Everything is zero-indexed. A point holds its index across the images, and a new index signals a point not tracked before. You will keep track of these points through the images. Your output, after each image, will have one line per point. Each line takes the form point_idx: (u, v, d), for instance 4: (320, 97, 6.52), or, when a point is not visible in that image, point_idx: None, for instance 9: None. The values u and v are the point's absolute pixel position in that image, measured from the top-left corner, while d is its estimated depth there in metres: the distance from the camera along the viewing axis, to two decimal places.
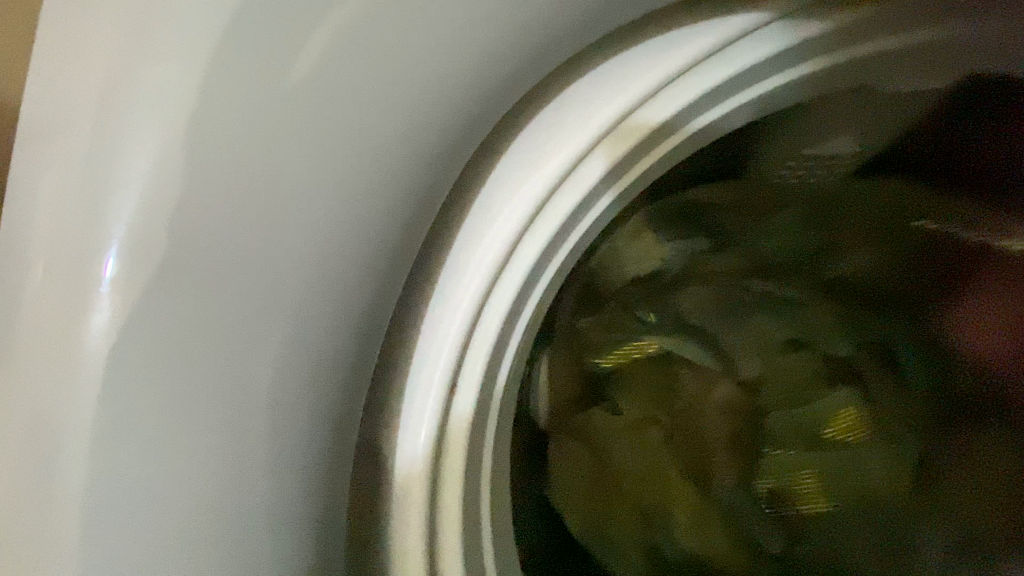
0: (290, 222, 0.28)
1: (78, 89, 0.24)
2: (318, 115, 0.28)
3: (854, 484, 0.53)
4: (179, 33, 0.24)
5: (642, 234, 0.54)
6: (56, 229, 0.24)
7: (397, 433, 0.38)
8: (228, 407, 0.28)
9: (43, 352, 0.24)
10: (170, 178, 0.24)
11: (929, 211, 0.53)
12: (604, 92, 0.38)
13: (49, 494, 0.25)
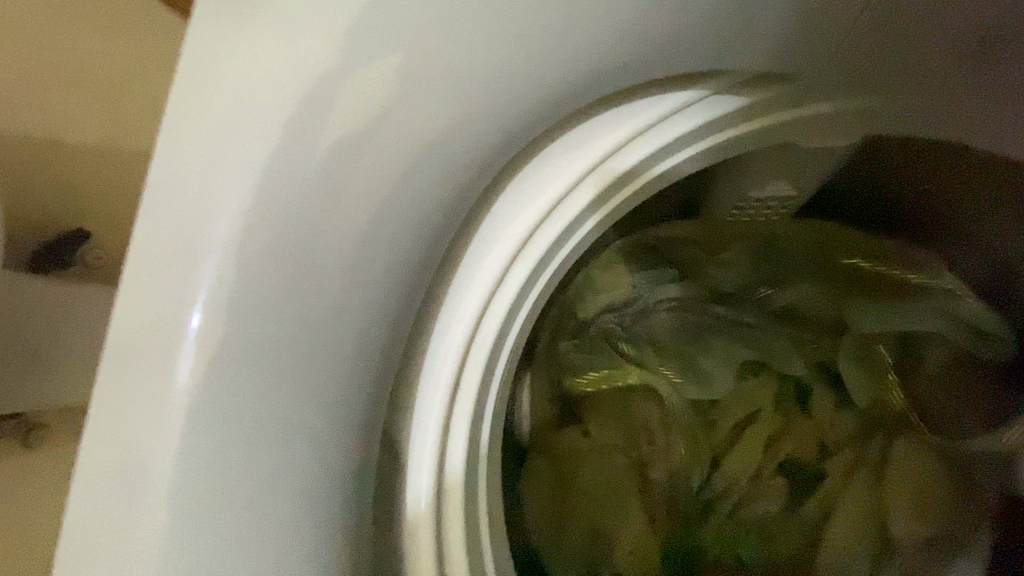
0: (322, 280, 0.30)
1: (178, 162, 0.26)
2: (345, 176, 0.29)
3: (815, 496, 0.54)
4: (256, 110, 0.26)
5: (614, 265, 0.55)
6: (146, 295, 0.26)
7: (405, 472, 0.38)
8: (276, 455, 0.30)
9: (126, 412, 0.25)
10: (244, 248, 0.26)
11: (864, 252, 0.55)
12: (590, 138, 0.40)
13: (123, 551, 0.25)
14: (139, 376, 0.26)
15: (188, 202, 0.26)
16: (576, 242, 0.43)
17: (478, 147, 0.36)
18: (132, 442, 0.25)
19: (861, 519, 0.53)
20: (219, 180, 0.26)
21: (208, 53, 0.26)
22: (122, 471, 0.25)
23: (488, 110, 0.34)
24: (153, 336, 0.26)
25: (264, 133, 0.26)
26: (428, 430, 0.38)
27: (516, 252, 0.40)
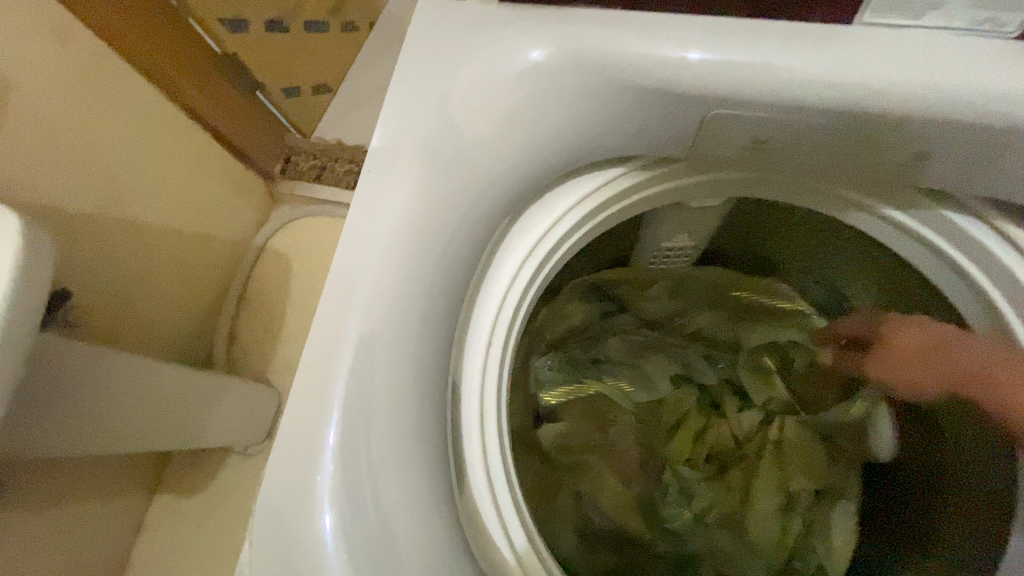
0: (424, 288, 0.38)
1: (356, 239, 0.39)
2: (440, 211, 0.39)
3: (744, 472, 0.69)
4: (386, 196, 0.39)
5: (569, 300, 0.73)
6: (339, 333, 0.38)
7: (488, 522, 0.39)
8: (398, 444, 0.36)
9: (326, 415, 0.36)
10: (391, 295, 0.38)
11: (743, 288, 0.74)
12: (561, 194, 0.43)
13: (325, 517, 0.35)
14: (315, 381, 0.37)
15: (365, 261, 0.38)
16: (527, 300, 0.43)
17: (493, 186, 0.40)
18: (328, 428, 0.36)
19: (778, 482, 0.67)
20: (363, 246, 0.39)
21: (374, 157, 0.40)
22: (320, 409, 0.37)
23: (513, 168, 0.40)
24: (342, 315, 0.38)
25: (401, 207, 0.38)
26: (481, 447, 0.40)
27: (519, 297, 0.42)
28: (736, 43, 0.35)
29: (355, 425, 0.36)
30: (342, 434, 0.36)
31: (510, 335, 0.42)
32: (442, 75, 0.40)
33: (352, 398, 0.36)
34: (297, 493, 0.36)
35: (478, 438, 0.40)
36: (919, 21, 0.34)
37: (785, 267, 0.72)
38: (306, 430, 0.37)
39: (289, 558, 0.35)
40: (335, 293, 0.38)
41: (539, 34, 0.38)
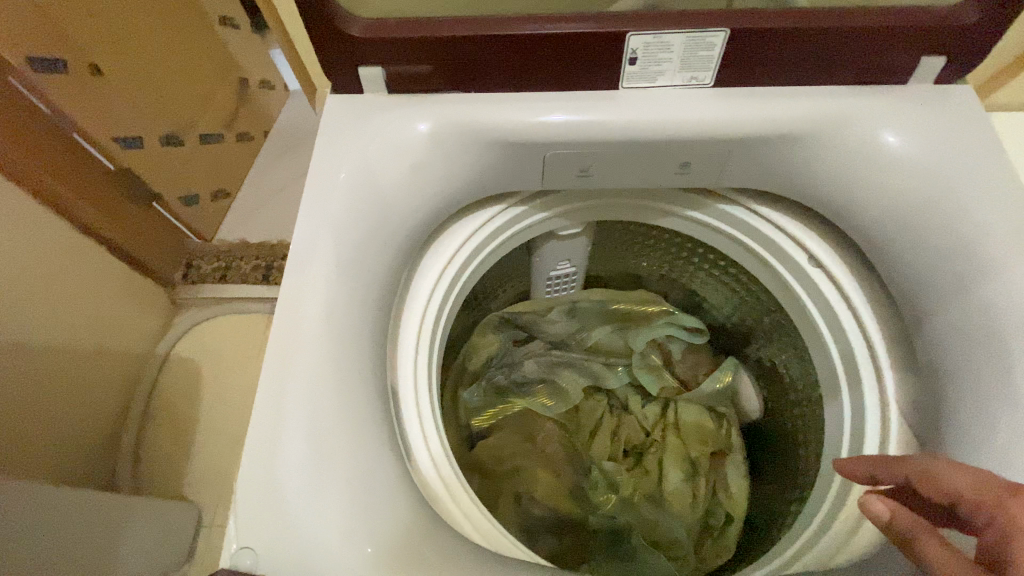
0: (368, 291, 0.44)
1: (308, 251, 0.43)
2: (375, 226, 0.45)
3: (654, 452, 0.80)
4: (328, 213, 0.44)
5: (485, 333, 0.86)
6: (298, 332, 0.40)
7: (447, 491, 0.44)
8: (364, 425, 0.39)
9: (295, 407, 0.38)
10: (342, 295, 0.42)
11: (623, 300, 0.89)
12: (458, 228, 0.56)
13: (308, 503, 0.35)
14: (277, 405, 0.38)
15: (316, 268, 0.42)
16: (443, 309, 0.53)
17: (414, 215, 0.48)
18: (299, 418, 0.37)
19: (681, 450, 0.79)
20: (312, 257, 0.43)
21: (312, 184, 0.45)
22: (288, 402, 0.38)
23: (429, 193, 0.48)
24: (301, 316, 0.41)
25: (338, 222, 0.44)
26: (428, 431, 0.47)
27: (436, 309, 0.52)
28: (555, 108, 0.47)
29: (322, 431, 0.37)
30: (313, 442, 0.36)
31: (434, 341, 0.52)
32: (353, 138, 0.47)
33: (319, 408, 0.38)
34: (271, 489, 0.35)
35: (420, 427, 0.46)
36: (656, 81, 0.47)
37: (647, 277, 0.90)
38: (274, 454, 0.36)
39: (273, 554, 0.34)
40: (284, 321, 0.41)
41: (423, 109, 0.47)
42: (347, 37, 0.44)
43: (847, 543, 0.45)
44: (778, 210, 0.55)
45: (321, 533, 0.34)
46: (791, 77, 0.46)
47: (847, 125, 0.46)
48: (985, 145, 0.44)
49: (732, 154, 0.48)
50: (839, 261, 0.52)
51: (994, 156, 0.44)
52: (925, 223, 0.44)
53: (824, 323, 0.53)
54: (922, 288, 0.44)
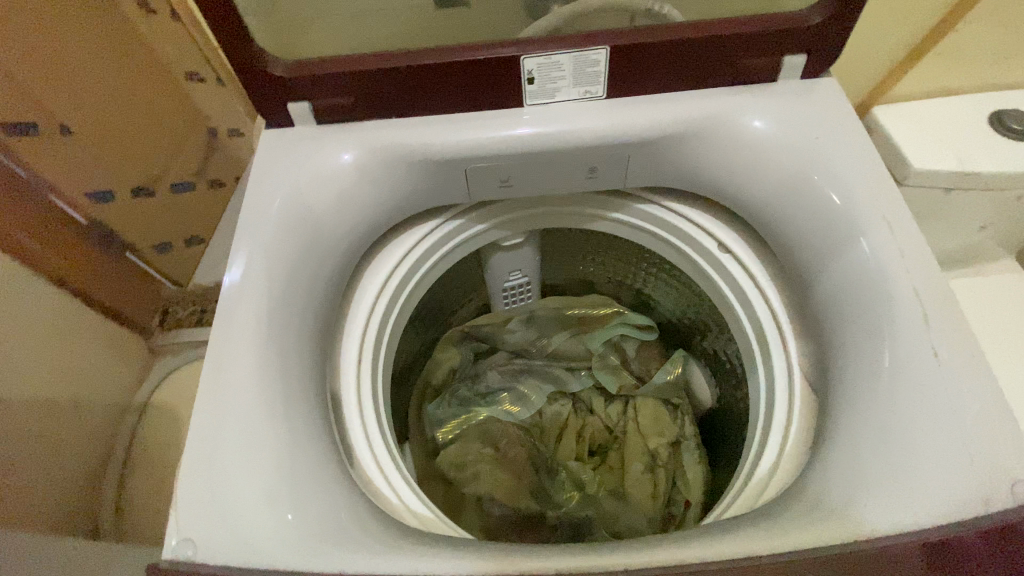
0: (302, 304, 0.48)
1: (244, 272, 0.47)
2: (306, 246, 0.49)
3: (616, 449, 0.83)
4: (262, 236, 0.48)
5: (448, 348, 0.91)
6: (232, 346, 0.44)
7: (388, 483, 0.47)
8: (293, 425, 0.42)
9: (229, 413, 0.41)
10: (274, 309, 0.46)
11: (576, 303, 0.95)
12: (398, 244, 0.61)
13: (241, 497, 0.38)
14: (213, 413, 0.41)
15: (250, 286, 0.46)
16: (386, 319, 0.58)
17: (347, 234, 0.52)
18: (234, 423, 0.41)
19: (641, 443, 0.82)
20: (247, 277, 0.47)
21: (249, 211, 0.50)
22: (224, 409, 0.41)
23: (359, 212, 0.52)
24: (236, 332, 0.45)
25: (270, 244, 0.48)
26: (370, 429, 0.50)
27: (378, 319, 0.57)
28: (466, 128, 0.52)
29: (254, 432, 0.41)
30: (245, 442, 0.40)
31: (378, 349, 0.57)
32: (283, 167, 0.51)
33: (252, 412, 0.41)
34: (207, 487, 0.38)
35: (361, 427, 0.50)
36: (556, 97, 0.52)
37: (597, 281, 0.96)
38: (211, 453, 0.39)
39: (208, 543, 0.37)
40: (218, 336, 0.45)
41: (347, 138, 0.52)
42: (271, 76, 0.49)
43: (765, 489, 0.45)
44: (686, 204, 0.61)
45: (253, 523, 0.38)
46: (672, 82, 0.52)
47: (723, 123, 0.51)
48: (840, 126, 0.49)
49: (631, 156, 0.54)
50: (744, 244, 0.57)
51: (852, 135, 0.49)
52: (797, 198, 0.49)
53: (736, 302, 0.58)
54: (805, 255, 0.48)
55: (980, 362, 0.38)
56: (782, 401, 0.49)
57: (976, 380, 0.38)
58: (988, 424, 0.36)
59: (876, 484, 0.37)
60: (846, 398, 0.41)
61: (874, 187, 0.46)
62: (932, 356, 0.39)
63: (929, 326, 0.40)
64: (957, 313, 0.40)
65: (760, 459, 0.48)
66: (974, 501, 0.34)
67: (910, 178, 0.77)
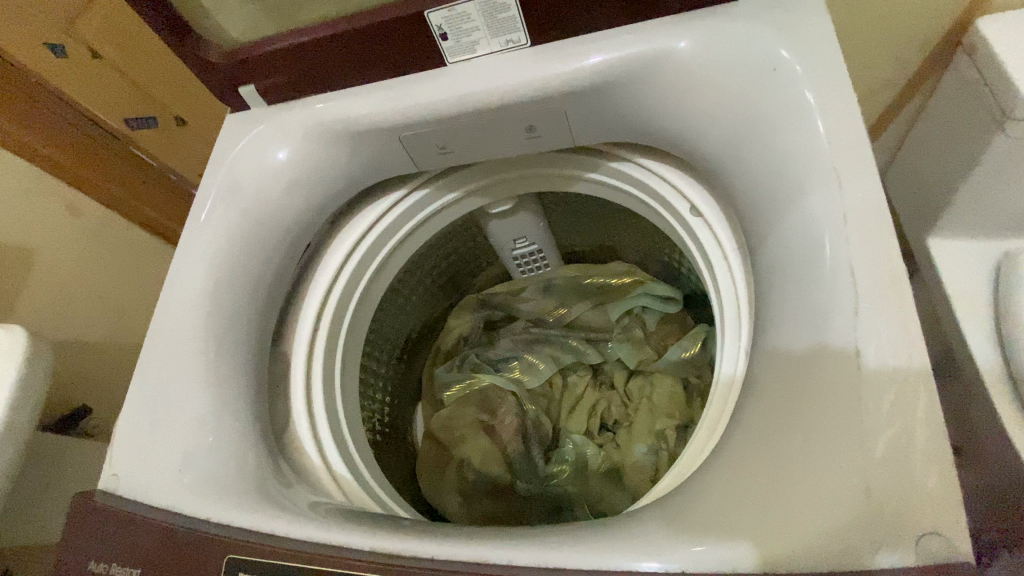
0: (245, 277, 0.53)
1: (196, 247, 0.53)
2: (249, 223, 0.54)
3: (622, 427, 0.79)
4: (212, 215, 0.54)
5: (464, 314, 0.93)
6: (176, 313, 0.50)
7: (315, 444, 0.52)
8: (214, 384, 0.47)
9: (163, 371, 0.47)
10: (215, 281, 0.51)
11: (598, 271, 0.89)
12: (360, 214, 0.62)
13: (161, 443, 0.44)
14: (151, 370, 0.47)
15: (197, 261, 0.52)
16: (354, 292, 0.62)
17: (291, 212, 0.55)
18: (168, 380, 0.47)
19: (645, 424, 0.76)
20: (196, 253, 0.52)
21: (205, 191, 0.55)
22: (161, 367, 0.47)
23: (301, 190, 0.55)
24: (180, 300, 0.50)
25: (220, 223, 0.53)
26: (310, 395, 0.55)
27: (335, 290, 0.60)
28: (388, 95, 0.51)
29: (179, 389, 0.46)
30: (172, 397, 0.46)
31: (338, 320, 0.60)
32: (234, 147, 0.56)
33: (182, 371, 0.47)
34: (136, 434, 0.45)
35: (302, 391, 0.54)
36: (476, 52, 0.48)
37: (620, 247, 0.89)
38: (146, 404, 0.46)
39: (130, 478, 0.43)
40: (166, 304, 0.50)
41: (290, 117, 0.54)
42: (213, 62, 0.52)
43: (678, 474, 0.43)
44: (660, 161, 0.52)
45: (166, 466, 0.43)
46: (602, 17, 0.44)
47: (662, 60, 0.43)
48: (810, 62, 0.39)
49: (568, 111, 0.48)
50: (716, 206, 0.48)
51: (826, 72, 0.38)
52: (749, 149, 0.39)
53: (707, 273, 0.49)
54: (753, 219, 0.39)
55: (923, 369, 0.30)
56: (722, 389, 0.43)
57: (906, 395, 0.30)
58: (906, 452, 0.29)
59: (739, 507, 0.31)
60: (759, 400, 0.34)
61: (840, 138, 0.36)
62: (854, 359, 0.31)
63: (858, 316, 0.31)
64: (905, 304, 0.31)
65: (688, 450, 0.44)
66: (863, 550, 0.28)
67: (1018, 111, 0.55)
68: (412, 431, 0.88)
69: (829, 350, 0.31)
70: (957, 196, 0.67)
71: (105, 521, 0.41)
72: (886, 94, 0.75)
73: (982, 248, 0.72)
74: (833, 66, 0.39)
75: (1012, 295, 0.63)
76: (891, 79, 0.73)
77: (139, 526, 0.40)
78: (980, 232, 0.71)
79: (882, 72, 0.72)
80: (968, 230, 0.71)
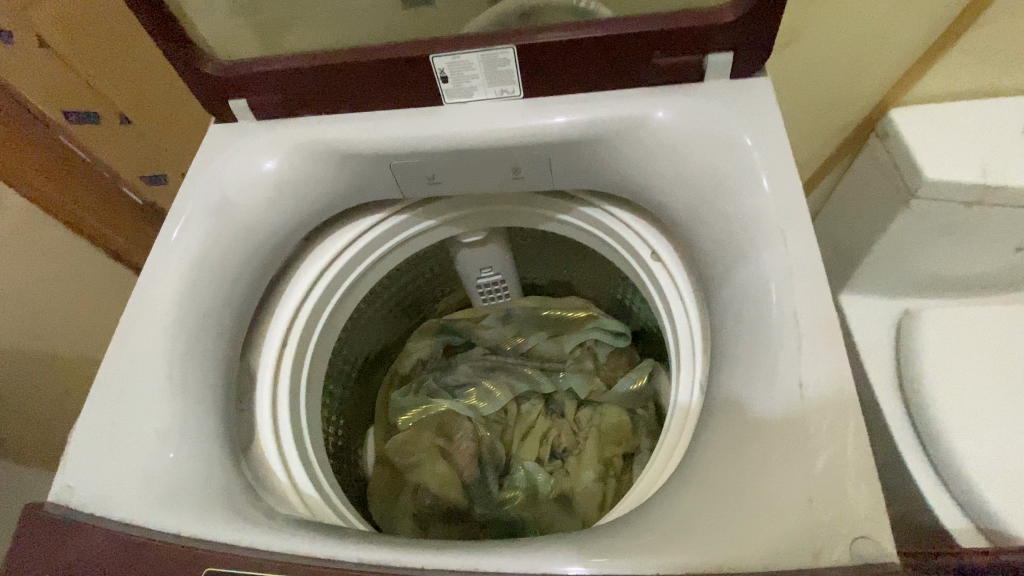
0: (220, 286, 0.52)
1: (170, 253, 0.52)
2: (229, 234, 0.53)
3: (573, 454, 0.82)
4: (192, 222, 0.53)
5: (423, 337, 0.94)
6: (146, 319, 0.48)
7: (280, 460, 0.51)
8: (183, 395, 0.46)
9: (129, 378, 0.46)
10: (190, 288, 0.50)
11: (554, 304, 0.94)
12: (337, 234, 0.63)
13: (121, 454, 0.42)
14: (115, 377, 0.46)
15: (172, 268, 0.51)
16: (324, 310, 0.62)
17: (272, 225, 0.55)
18: (133, 388, 0.45)
19: (594, 451, 0.80)
20: (170, 260, 0.51)
21: (184, 199, 0.54)
22: (126, 375, 0.46)
23: (285, 206, 0.56)
24: (151, 307, 0.49)
25: (198, 231, 0.53)
26: (278, 409, 0.54)
27: (307, 305, 0.60)
28: (385, 125, 0.54)
29: (146, 398, 0.45)
30: (137, 405, 0.44)
31: (307, 336, 0.60)
32: (219, 157, 0.56)
33: (149, 378, 0.46)
34: (94, 443, 0.43)
35: (269, 405, 0.54)
36: (473, 96, 0.53)
37: (576, 282, 0.95)
38: (107, 413, 0.44)
39: (84, 489, 0.41)
40: (134, 309, 0.49)
41: (280, 135, 0.56)
42: (209, 75, 0.53)
43: (639, 492, 0.47)
44: (625, 209, 0.59)
45: (126, 478, 0.41)
46: (590, 82, 0.50)
47: (638, 123, 0.49)
48: (762, 138, 0.46)
49: (552, 158, 0.53)
50: (673, 253, 0.54)
51: (774, 147, 0.46)
52: (709, 207, 0.46)
53: (663, 311, 0.55)
54: (711, 267, 0.45)
55: (852, 399, 0.36)
56: (679, 415, 0.48)
57: (838, 420, 0.35)
58: (840, 469, 0.34)
59: (703, 516, 0.35)
60: (717, 424, 0.39)
61: (785, 204, 0.43)
62: (797, 391, 0.36)
63: (800, 354, 0.37)
64: (837, 345, 0.38)
65: (649, 469, 0.49)
66: (807, 554, 0.32)
67: (922, 190, 0.67)
68: (363, 455, 0.86)
69: (774, 384, 0.37)
70: (868, 257, 0.79)
71: (58, 534, 0.38)
72: (811, 167, 0.88)
73: (885, 305, 0.84)
74: (781, 143, 0.46)
75: (911, 345, 0.75)
76: (816, 156, 0.85)
77: (95, 540, 0.38)
78: (884, 291, 0.84)
79: (808, 149, 0.84)
80: (873, 289, 0.84)
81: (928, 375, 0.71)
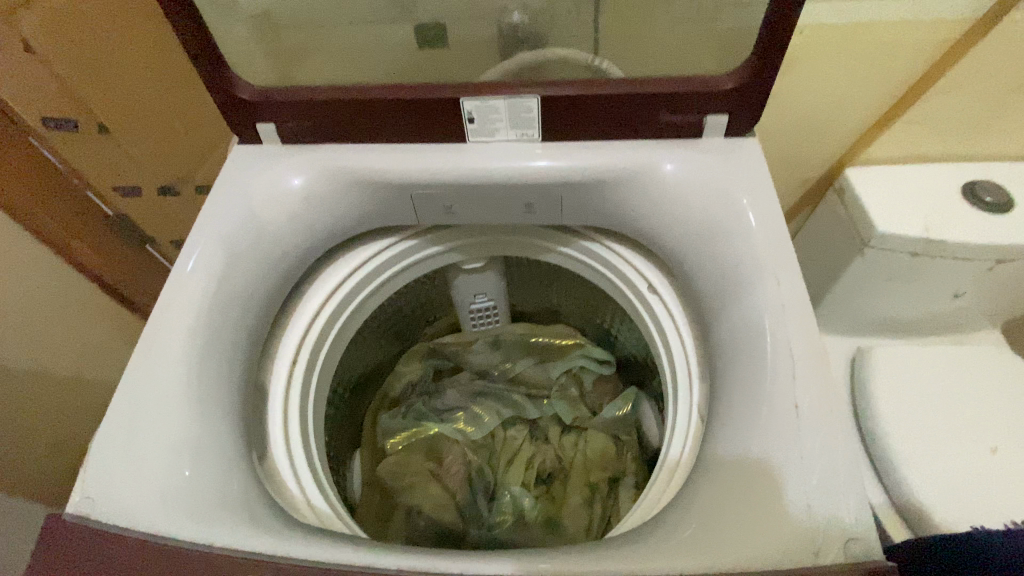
0: (242, 302, 0.53)
1: (193, 267, 0.52)
2: (253, 251, 0.55)
3: (560, 478, 0.85)
4: (215, 238, 0.54)
5: (413, 361, 0.96)
6: (168, 331, 0.49)
7: (294, 474, 0.51)
8: (205, 407, 0.46)
9: (150, 389, 0.46)
10: (213, 302, 0.51)
11: (541, 332, 0.98)
12: (349, 255, 0.65)
13: (144, 466, 0.42)
14: (136, 388, 0.46)
15: (194, 281, 0.52)
16: (334, 329, 0.63)
17: (294, 244, 0.57)
18: (155, 399, 0.45)
19: (581, 475, 0.83)
20: (193, 274, 0.52)
21: (208, 215, 0.55)
22: (147, 386, 0.46)
23: (307, 226, 0.58)
24: (173, 319, 0.49)
25: (223, 246, 0.54)
26: (290, 424, 0.55)
27: (319, 324, 0.61)
28: (411, 157, 0.57)
29: (167, 410, 0.45)
30: (159, 417, 0.45)
31: (317, 353, 0.61)
32: (243, 177, 0.57)
33: (172, 390, 0.46)
34: (115, 454, 0.43)
35: (281, 420, 0.54)
36: (495, 137, 0.57)
37: (562, 311, 1.00)
38: (128, 424, 0.44)
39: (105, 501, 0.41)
40: (156, 322, 0.49)
41: (306, 159, 0.58)
42: (241, 99, 0.55)
43: (644, 508, 0.51)
44: (625, 245, 0.64)
45: (150, 489, 0.41)
46: (603, 131, 0.56)
47: (645, 170, 0.55)
48: (751, 188, 0.53)
49: (565, 196, 0.57)
50: (671, 286, 0.59)
51: (762, 197, 0.52)
52: (708, 247, 0.51)
53: (659, 340, 0.60)
54: (710, 300, 0.51)
55: (835, 417, 0.41)
56: (679, 435, 0.52)
57: (829, 436, 0.40)
58: (831, 478, 0.39)
59: (715, 524, 0.39)
60: (722, 441, 0.43)
61: (774, 247, 0.49)
62: (793, 411, 0.41)
63: (793, 379, 0.43)
64: (824, 372, 0.43)
65: (652, 487, 0.52)
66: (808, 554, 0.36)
67: (875, 241, 0.77)
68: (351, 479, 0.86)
69: (772, 406, 0.42)
70: (829, 297, 0.88)
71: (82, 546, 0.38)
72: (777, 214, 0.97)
73: (843, 341, 0.93)
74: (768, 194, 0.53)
75: (867, 377, 0.83)
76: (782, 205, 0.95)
77: (120, 550, 0.38)
78: (842, 329, 0.92)
79: None
80: (833, 326, 0.92)
81: (882, 406, 0.79)
